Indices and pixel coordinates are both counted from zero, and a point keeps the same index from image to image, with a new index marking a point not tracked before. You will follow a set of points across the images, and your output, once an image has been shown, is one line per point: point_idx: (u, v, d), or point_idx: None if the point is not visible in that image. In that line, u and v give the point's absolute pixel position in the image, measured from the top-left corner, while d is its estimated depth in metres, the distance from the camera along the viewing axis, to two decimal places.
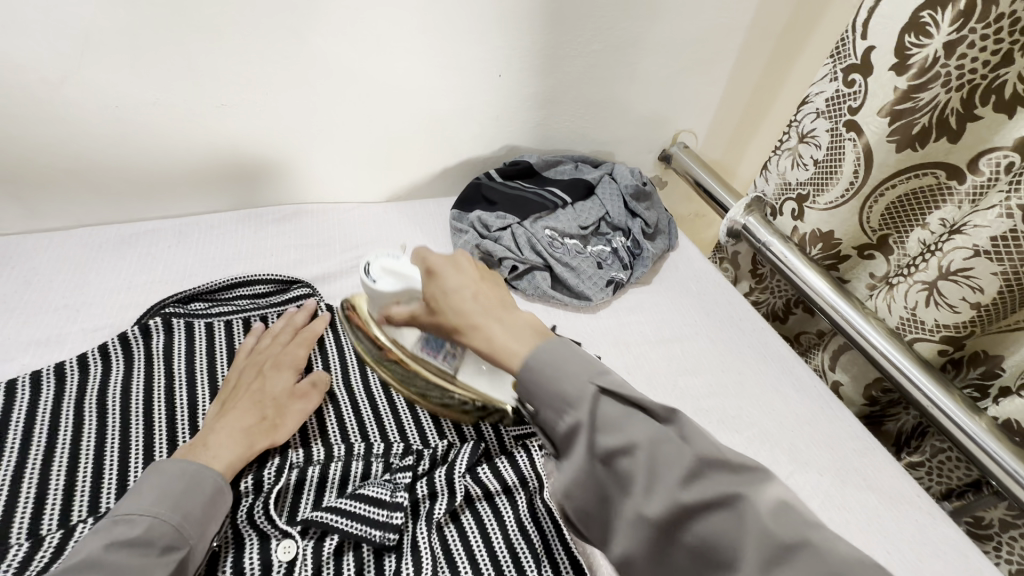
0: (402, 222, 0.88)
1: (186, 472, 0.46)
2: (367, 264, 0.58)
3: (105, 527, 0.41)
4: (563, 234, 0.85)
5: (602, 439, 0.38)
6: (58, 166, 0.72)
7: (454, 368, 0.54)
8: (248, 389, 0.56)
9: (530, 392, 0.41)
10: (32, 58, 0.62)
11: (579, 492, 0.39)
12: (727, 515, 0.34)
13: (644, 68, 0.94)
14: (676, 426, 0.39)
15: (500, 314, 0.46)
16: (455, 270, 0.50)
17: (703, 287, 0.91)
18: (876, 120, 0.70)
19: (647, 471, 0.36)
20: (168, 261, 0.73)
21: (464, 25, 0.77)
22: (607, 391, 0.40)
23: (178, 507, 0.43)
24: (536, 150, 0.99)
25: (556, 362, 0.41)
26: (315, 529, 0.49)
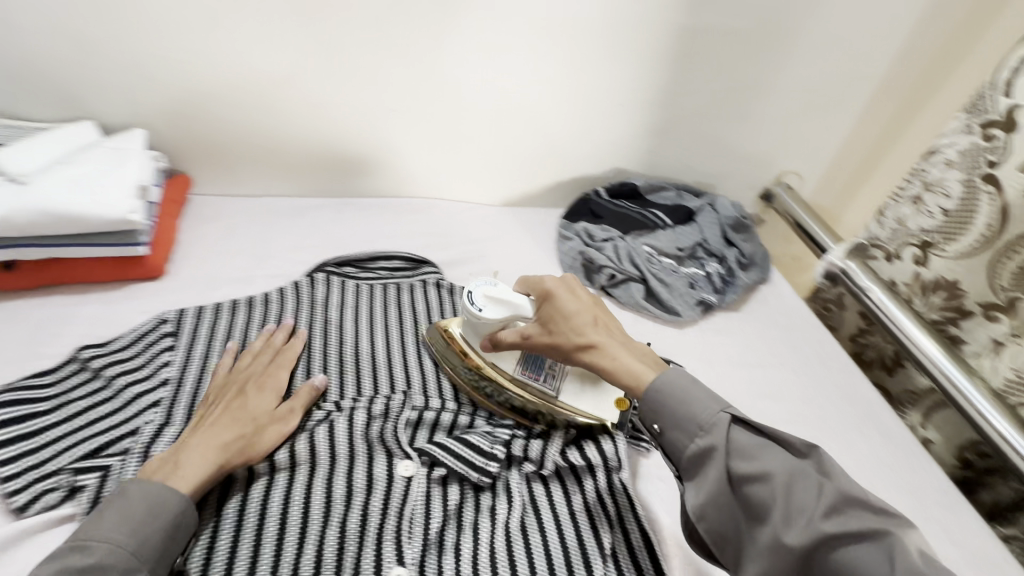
0: (514, 224, 0.99)
1: (149, 494, 0.49)
2: (468, 290, 0.65)
3: (60, 553, 0.45)
4: (660, 252, 0.91)
5: (737, 464, 0.47)
6: (256, 143, 0.87)
7: (556, 390, 0.63)
8: (231, 406, 0.58)
9: (662, 412, 0.52)
10: (270, 63, 0.79)
11: (712, 509, 0.48)
12: (875, 542, 0.43)
13: (757, 108, 1.00)
14: (813, 462, 0.48)
15: (613, 333, 0.58)
16: (572, 297, 0.60)
17: (791, 322, 0.94)
18: (1017, 175, 0.73)
19: (783, 496, 0.45)
20: (326, 231, 0.88)
21: (600, 60, 0.88)
22: (737, 422, 0.50)
23: (137, 534, 0.47)
24: (643, 175, 1.06)
25: (679, 394, 0.51)
26: (428, 457, 0.60)
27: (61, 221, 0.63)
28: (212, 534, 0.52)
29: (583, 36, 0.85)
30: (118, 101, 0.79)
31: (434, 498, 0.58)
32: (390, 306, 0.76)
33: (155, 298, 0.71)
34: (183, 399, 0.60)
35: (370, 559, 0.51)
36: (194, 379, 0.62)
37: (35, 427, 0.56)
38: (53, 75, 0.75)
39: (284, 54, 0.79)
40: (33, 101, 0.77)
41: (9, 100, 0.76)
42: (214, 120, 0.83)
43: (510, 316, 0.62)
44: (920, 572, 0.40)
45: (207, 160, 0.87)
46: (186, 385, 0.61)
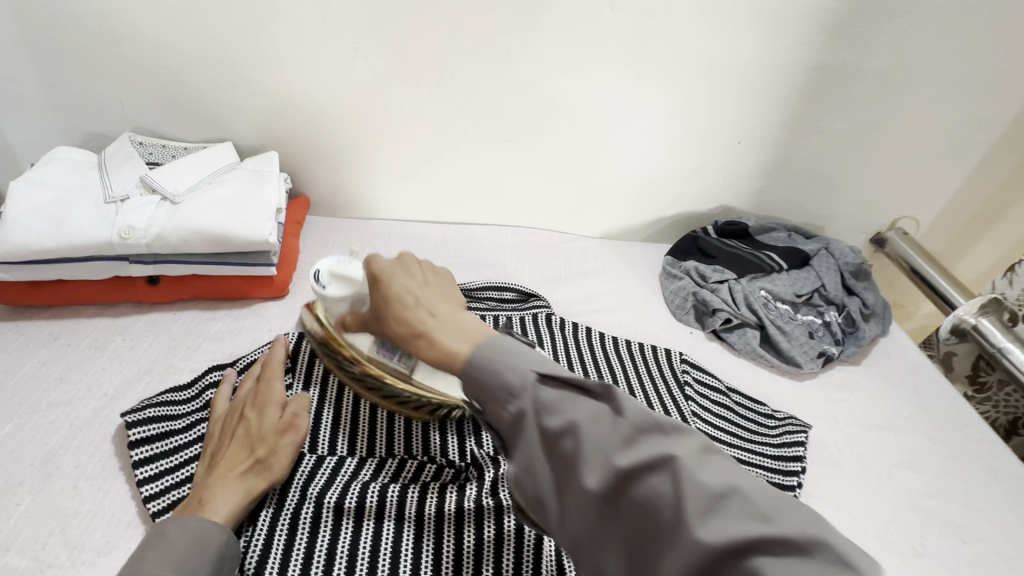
0: (616, 259, 0.97)
1: (193, 526, 0.45)
2: (317, 270, 0.56)
3: None
4: (776, 297, 0.87)
5: (549, 421, 0.39)
6: (375, 169, 0.89)
7: (412, 368, 0.52)
8: (235, 434, 0.53)
9: (481, 381, 0.41)
10: (398, 93, 0.81)
11: (529, 479, 0.40)
12: (665, 473, 0.36)
13: (880, 150, 0.95)
14: (609, 401, 0.39)
15: (441, 311, 0.46)
16: (403, 276, 0.48)
17: (919, 381, 0.86)
18: None
19: (585, 449, 0.38)
20: (435, 259, 0.88)
21: (722, 96, 0.86)
22: (545, 376, 0.41)
23: (181, 568, 0.42)
24: (750, 215, 1.02)
25: (496, 360, 0.41)
26: None
27: (209, 240, 0.65)
28: None
29: (706, 72, 0.83)
30: (255, 125, 0.82)
31: (566, 556, 0.52)
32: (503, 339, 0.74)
33: (279, 318, 0.72)
34: None
35: None
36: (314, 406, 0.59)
37: (174, 443, 0.54)
38: (201, 98, 0.80)
39: (413, 87, 0.80)
40: (180, 121, 0.82)
41: (161, 119, 0.81)
42: (338, 145, 0.86)
43: (354, 294, 0.53)
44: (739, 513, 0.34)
45: (328, 183, 0.90)
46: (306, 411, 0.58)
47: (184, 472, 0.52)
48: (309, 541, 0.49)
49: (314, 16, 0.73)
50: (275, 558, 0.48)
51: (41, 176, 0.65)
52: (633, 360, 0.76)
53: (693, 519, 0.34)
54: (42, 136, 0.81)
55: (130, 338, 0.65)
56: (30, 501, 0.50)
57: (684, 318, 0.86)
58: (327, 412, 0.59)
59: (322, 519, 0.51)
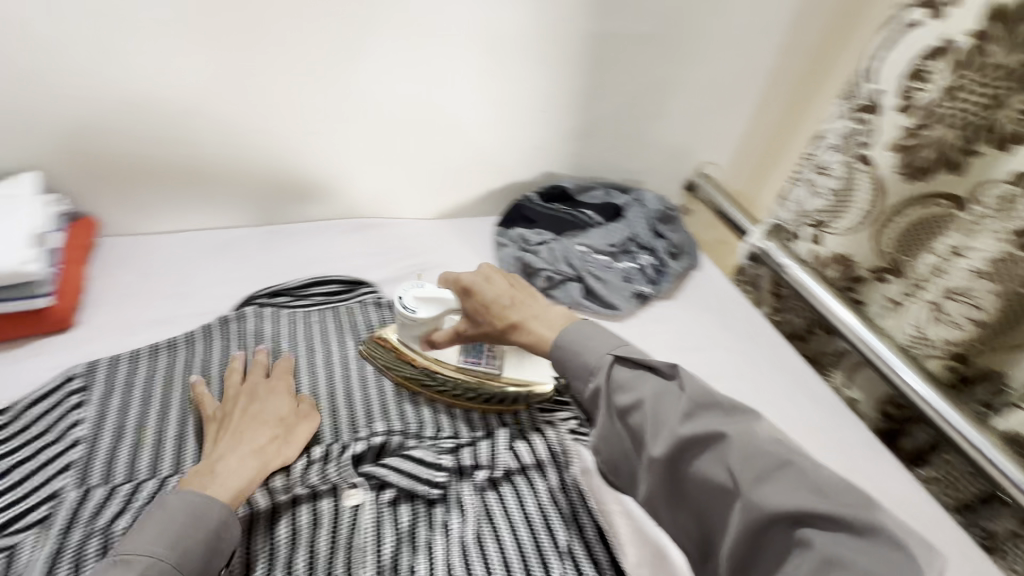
0: (450, 236, 0.99)
1: (184, 505, 0.48)
2: (398, 295, 0.65)
3: (105, 567, 0.44)
4: (594, 250, 0.94)
5: (619, 397, 0.51)
6: (174, 176, 0.83)
7: (499, 368, 0.67)
8: (241, 415, 0.59)
9: (567, 365, 0.55)
10: (172, 94, 0.76)
11: (606, 444, 0.52)
12: (721, 446, 0.46)
13: (669, 106, 1.06)
14: (677, 380, 0.51)
15: (533, 310, 0.60)
16: (488, 284, 0.62)
17: (723, 304, 0.99)
18: (886, 154, 0.83)
19: (653, 418, 0.49)
20: (257, 262, 0.85)
21: (515, 68, 0.90)
22: (620, 360, 0.53)
23: (177, 546, 0.46)
24: (572, 177, 1.09)
25: (576, 343, 0.55)
26: (374, 480, 0.58)
27: None
28: None
29: (493, 46, 0.86)
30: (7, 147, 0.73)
31: (384, 520, 0.56)
32: (324, 332, 0.74)
33: (65, 354, 0.67)
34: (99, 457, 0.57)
35: None
36: (111, 435, 0.59)
37: None
38: None
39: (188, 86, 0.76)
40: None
41: None
42: (119, 155, 0.79)
43: (441, 313, 0.63)
44: (776, 490, 0.43)
45: (121, 198, 0.83)
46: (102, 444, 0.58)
47: None
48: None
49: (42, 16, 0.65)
50: None
51: None
52: None
53: (747, 488, 0.44)
54: None
55: None
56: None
57: None
58: (128, 439, 0.59)
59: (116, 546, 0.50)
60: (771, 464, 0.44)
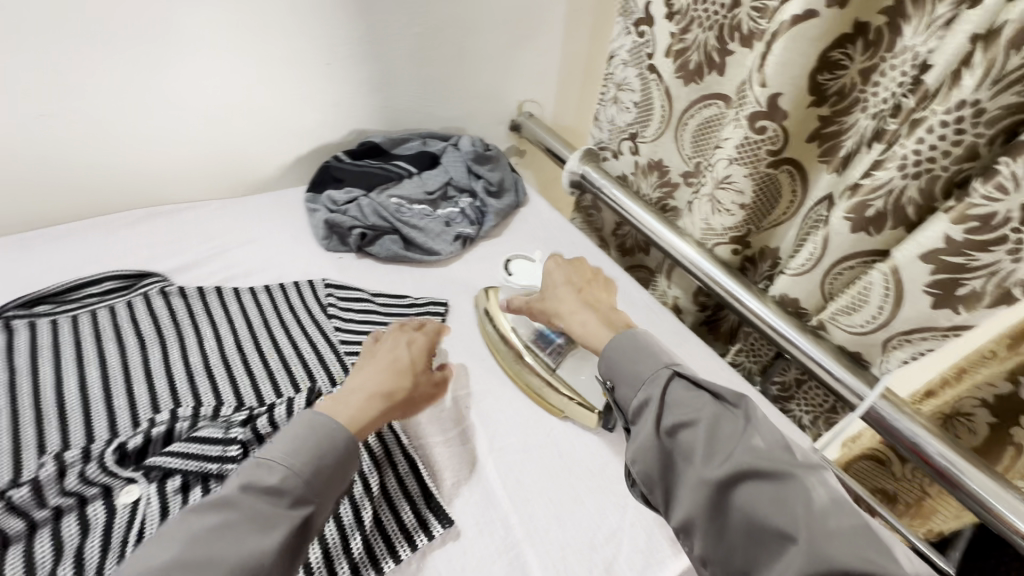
0: (257, 211, 0.93)
1: (323, 427, 0.52)
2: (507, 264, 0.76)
3: (251, 466, 0.48)
4: (409, 201, 0.93)
5: (670, 416, 0.51)
6: None
7: (556, 363, 0.70)
8: (386, 351, 0.64)
9: (618, 371, 0.57)
10: None
11: (640, 454, 0.50)
12: (778, 482, 0.45)
13: (471, 46, 1.05)
14: (743, 408, 0.50)
15: (595, 304, 0.67)
16: (567, 272, 0.71)
17: (548, 234, 1.02)
18: (666, 63, 0.89)
19: (707, 441, 0.48)
20: (16, 274, 0.75)
21: (284, 17, 0.83)
22: (679, 374, 0.54)
23: (311, 463, 0.49)
24: (385, 132, 1.06)
25: (635, 353, 0.57)
26: (156, 471, 0.55)
27: None
28: None
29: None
30: None
31: (171, 508, 0.53)
32: (97, 332, 0.66)
33: None
34: None
35: None
36: None
37: None
38: None
39: None
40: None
41: None
42: None
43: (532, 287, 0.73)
44: (834, 534, 0.42)
45: None
46: None
47: None
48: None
49: None
50: None
51: None
52: (265, 303, 0.76)
53: (805, 532, 0.43)
54: None
55: None
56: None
57: (328, 245, 0.87)
58: None
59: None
60: (837, 515, 0.43)
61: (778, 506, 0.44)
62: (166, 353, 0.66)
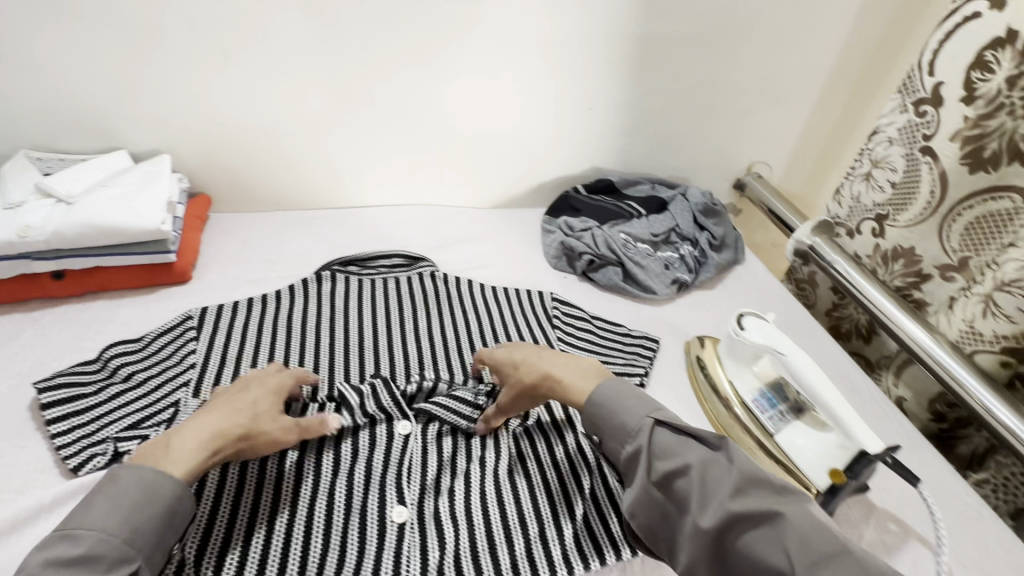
0: (503, 224, 1.07)
1: (138, 480, 0.48)
2: (738, 315, 0.75)
3: (51, 539, 0.44)
4: (636, 239, 0.99)
5: (659, 464, 0.51)
6: (270, 163, 0.97)
7: (777, 428, 0.69)
8: (227, 399, 0.58)
9: (600, 423, 0.56)
10: (275, 89, 0.89)
11: (641, 508, 0.51)
12: (767, 527, 0.45)
13: (719, 105, 1.10)
14: (725, 452, 0.50)
15: (561, 360, 0.63)
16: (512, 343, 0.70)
17: (765, 297, 0.99)
18: (950, 146, 0.83)
19: (699, 490, 0.48)
20: (334, 238, 0.97)
21: (569, 66, 0.97)
22: (661, 423, 0.54)
23: (127, 523, 0.46)
24: (619, 172, 1.15)
25: (613, 399, 0.56)
26: (424, 415, 0.68)
27: (104, 232, 0.73)
28: (231, 511, 0.56)
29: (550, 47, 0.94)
30: (147, 131, 0.89)
31: (430, 451, 0.65)
32: (386, 296, 0.84)
33: (183, 299, 0.80)
34: (207, 375, 0.67)
35: (374, 504, 0.59)
36: (216, 360, 0.69)
37: (92, 414, 0.62)
38: (87, 110, 0.85)
39: (289, 85, 0.89)
40: (66, 131, 0.86)
41: (47, 132, 0.86)
42: (230, 143, 0.93)
43: (766, 346, 0.69)
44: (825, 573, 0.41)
45: (226, 179, 0.98)
46: (211, 365, 0.69)
47: (92, 427, 0.61)
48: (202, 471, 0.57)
49: (182, 25, 0.80)
50: None
51: None
52: (505, 302, 0.87)
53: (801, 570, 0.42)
54: None
55: (39, 329, 0.72)
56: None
57: (557, 264, 0.97)
58: (228, 365, 0.69)
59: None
60: (826, 552, 0.42)
61: (776, 551, 0.44)
62: (429, 325, 0.81)
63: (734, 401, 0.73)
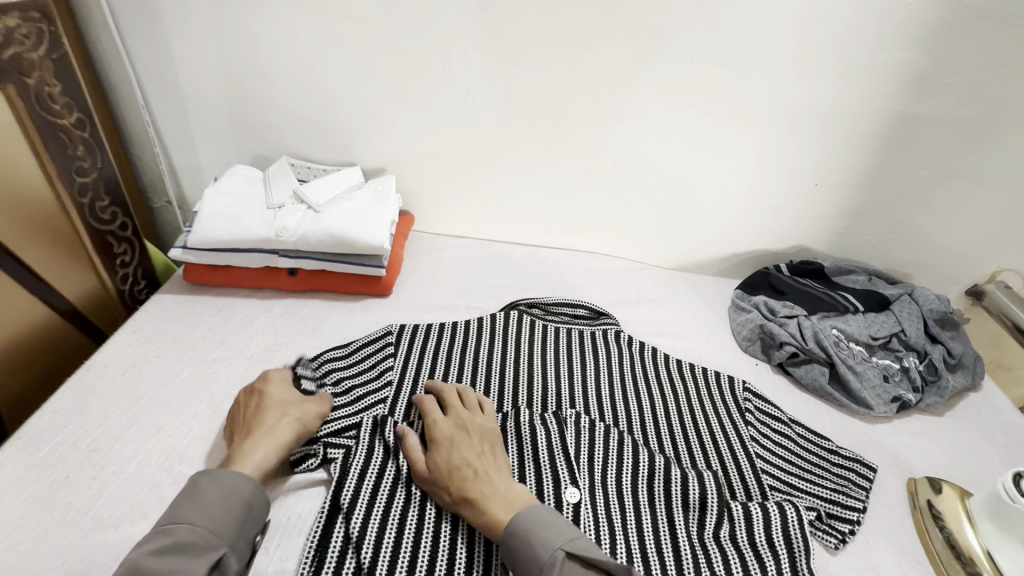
0: (688, 290, 1.00)
1: (226, 482, 0.53)
2: (1015, 474, 0.60)
3: (151, 534, 0.49)
4: (850, 338, 0.86)
5: None
6: (474, 194, 1.01)
7: None
8: (259, 408, 0.63)
9: (514, 557, 0.52)
10: (499, 130, 0.92)
11: None
12: None
13: (975, 199, 0.93)
14: None
15: (495, 479, 0.57)
16: (452, 429, 0.62)
17: (1014, 441, 0.80)
18: None
19: None
20: (518, 275, 0.98)
21: (801, 139, 0.89)
22: (573, 554, 0.51)
23: (209, 519, 0.51)
24: (828, 255, 1.03)
25: (529, 531, 0.52)
26: (588, 479, 0.61)
27: (337, 241, 0.80)
28: (412, 553, 0.54)
29: (786, 118, 0.87)
30: (379, 152, 0.97)
31: (600, 523, 0.58)
32: (569, 347, 0.81)
33: (384, 312, 0.85)
34: (404, 394, 0.69)
35: None
36: (411, 380, 0.71)
37: None
38: (338, 129, 0.96)
39: (513, 126, 0.92)
40: (316, 143, 0.97)
41: (304, 143, 0.98)
42: (445, 172, 0.99)
43: None
44: None
45: (432, 203, 1.03)
46: (407, 384, 0.70)
47: None
48: (386, 508, 0.57)
49: (438, 66, 0.87)
50: (362, 502, 0.57)
51: (226, 185, 0.84)
52: (692, 380, 0.80)
53: None
54: (219, 156, 1.00)
55: (271, 316, 0.81)
56: (178, 437, 0.63)
57: (750, 348, 0.89)
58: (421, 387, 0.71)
59: (397, 496, 0.59)
60: None
61: None
62: (611, 388, 0.75)
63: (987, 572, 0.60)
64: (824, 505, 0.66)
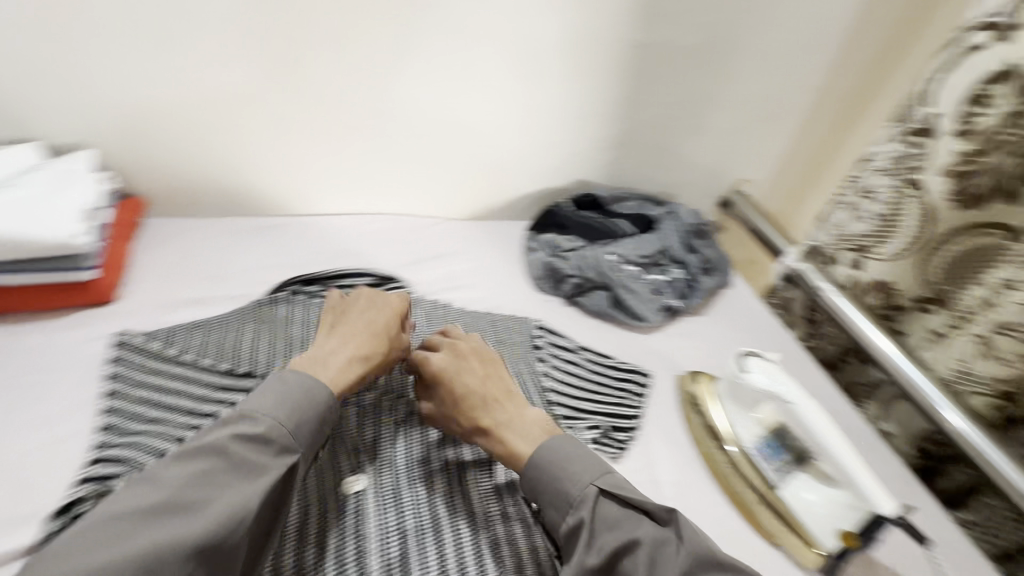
0: (482, 237, 0.99)
1: (295, 383, 0.53)
2: (742, 355, 0.70)
3: (230, 420, 0.49)
4: (625, 260, 0.92)
5: (602, 536, 0.50)
6: (219, 162, 0.85)
7: (780, 482, 0.65)
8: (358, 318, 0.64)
9: (542, 490, 0.54)
10: (228, 82, 0.78)
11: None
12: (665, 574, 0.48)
13: (712, 119, 1.04)
14: (674, 526, 0.51)
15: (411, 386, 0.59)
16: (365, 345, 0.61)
17: (755, 323, 0.95)
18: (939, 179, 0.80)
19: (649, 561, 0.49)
20: (291, 251, 0.86)
21: (557, 71, 0.89)
22: (607, 493, 0.53)
23: (296, 417, 0.51)
24: (606, 185, 1.09)
25: (558, 466, 0.54)
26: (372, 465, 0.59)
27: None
28: None
29: (539, 51, 0.86)
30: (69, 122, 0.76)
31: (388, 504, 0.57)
32: None
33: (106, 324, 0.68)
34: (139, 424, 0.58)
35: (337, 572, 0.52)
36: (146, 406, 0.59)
37: None
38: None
39: (242, 74, 0.77)
40: None
41: None
42: (171, 139, 0.81)
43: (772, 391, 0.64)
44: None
45: (173, 180, 0.85)
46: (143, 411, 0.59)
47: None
48: None
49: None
50: None
51: None
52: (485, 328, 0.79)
53: None
54: None
55: None
56: None
57: (541, 286, 0.91)
58: (160, 409, 0.59)
59: None
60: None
61: None
62: None
63: (729, 439, 0.70)
64: (605, 420, 0.70)
